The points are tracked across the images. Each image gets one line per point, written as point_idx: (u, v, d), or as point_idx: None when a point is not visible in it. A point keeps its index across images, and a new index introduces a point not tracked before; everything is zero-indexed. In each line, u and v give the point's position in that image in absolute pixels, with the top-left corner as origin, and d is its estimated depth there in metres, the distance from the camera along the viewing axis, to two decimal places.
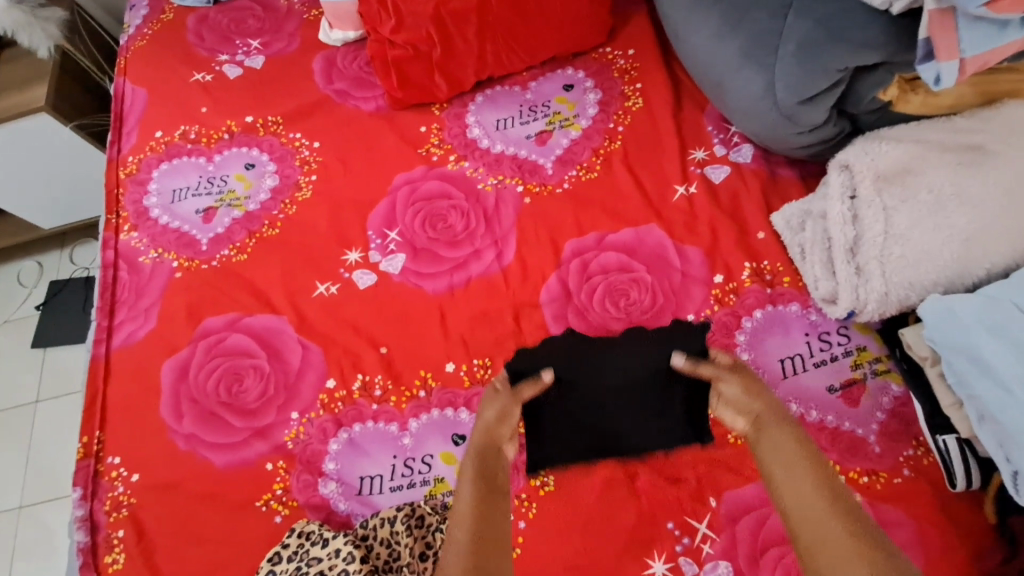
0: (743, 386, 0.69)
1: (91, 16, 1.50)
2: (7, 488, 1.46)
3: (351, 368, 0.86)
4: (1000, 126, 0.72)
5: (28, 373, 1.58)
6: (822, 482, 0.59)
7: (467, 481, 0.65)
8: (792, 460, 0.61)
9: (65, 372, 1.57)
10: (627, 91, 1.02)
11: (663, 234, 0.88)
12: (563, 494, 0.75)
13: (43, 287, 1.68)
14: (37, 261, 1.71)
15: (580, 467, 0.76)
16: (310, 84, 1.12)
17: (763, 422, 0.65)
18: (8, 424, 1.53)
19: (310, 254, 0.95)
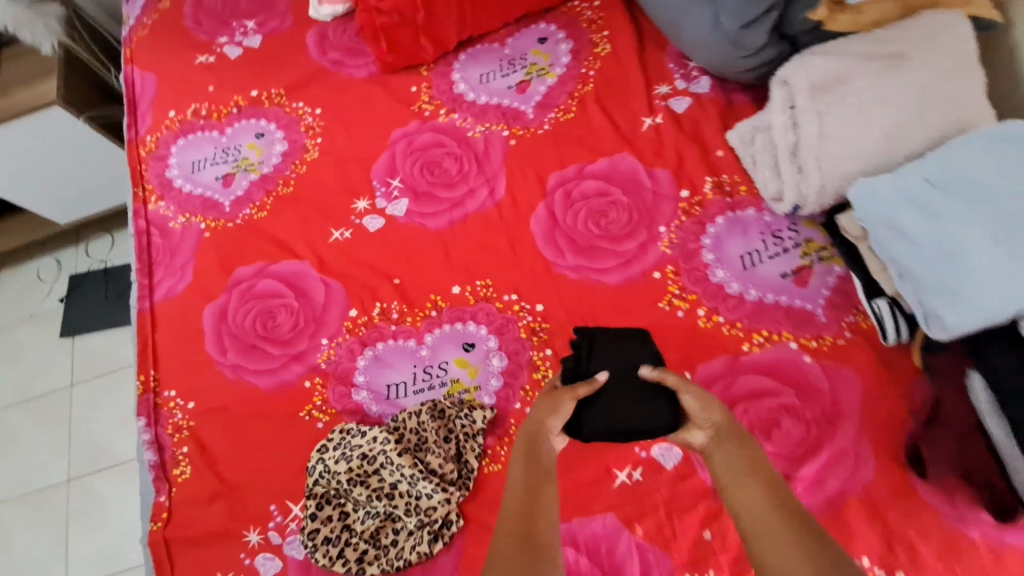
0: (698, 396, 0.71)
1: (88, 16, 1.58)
2: (57, 460, 1.58)
3: (370, 298, 0.98)
4: (912, 35, 0.84)
5: (62, 358, 1.70)
6: (746, 476, 0.63)
7: (517, 469, 0.69)
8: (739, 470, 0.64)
9: (97, 353, 1.69)
10: (595, 39, 1.13)
11: (635, 160, 1.01)
12: (592, 422, 0.76)
13: (63, 281, 1.78)
14: (56, 258, 1.82)
15: (611, 400, 0.76)
16: (306, 57, 1.22)
17: (720, 429, 0.69)
18: (48, 407, 1.65)
19: (324, 206, 1.07)
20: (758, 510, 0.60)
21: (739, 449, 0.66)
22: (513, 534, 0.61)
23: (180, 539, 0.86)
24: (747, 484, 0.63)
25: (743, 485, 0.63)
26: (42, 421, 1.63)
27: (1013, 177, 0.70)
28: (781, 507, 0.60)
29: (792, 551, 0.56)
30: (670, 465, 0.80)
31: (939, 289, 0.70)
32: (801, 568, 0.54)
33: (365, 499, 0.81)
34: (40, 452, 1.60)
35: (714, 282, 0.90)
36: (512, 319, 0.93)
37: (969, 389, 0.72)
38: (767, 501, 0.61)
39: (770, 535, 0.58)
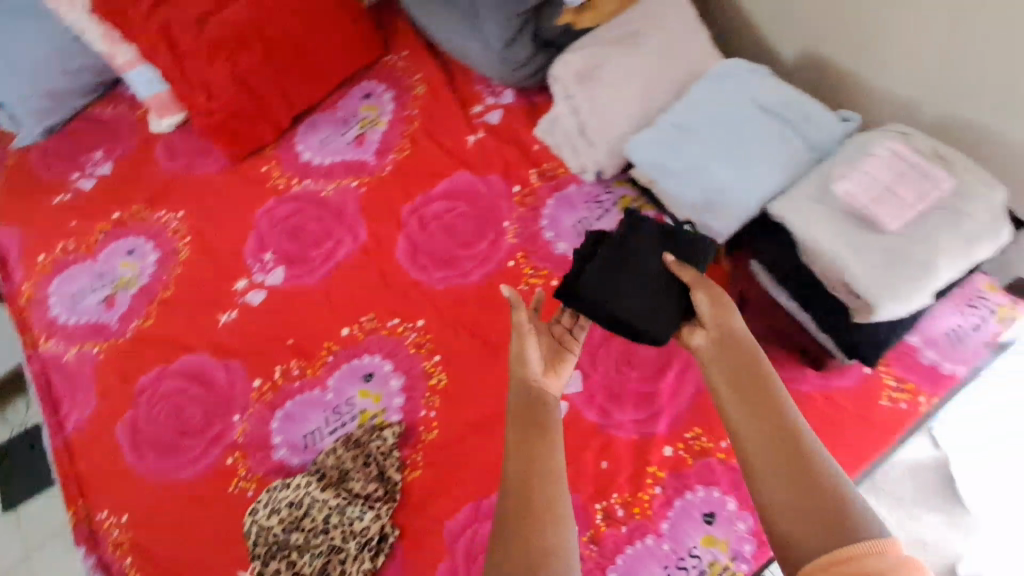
0: (710, 298, 0.74)
1: None
2: None
3: (270, 364, 1.05)
4: (641, 15, 1.04)
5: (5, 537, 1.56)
6: (754, 400, 0.65)
7: (511, 424, 0.69)
8: (742, 388, 0.66)
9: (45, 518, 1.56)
10: (412, 83, 1.27)
11: (469, 174, 1.15)
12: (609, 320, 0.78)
13: None
14: None
15: (631, 296, 0.78)
16: (159, 169, 1.30)
17: (735, 345, 0.70)
18: None
19: (208, 297, 1.14)
20: (757, 437, 0.63)
21: (751, 370, 0.67)
22: (517, 482, 0.63)
23: None
24: (743, 413, 0.65)
25: (750, 415, 0.64)
26: None
27: (727, 106, 0.89)
28: (778, 433, 0.62)
29: (785, 477, 0.60)
30: (558, 418, 0.92)
31: (706, 204, 0.87)
32: (790, 502, 0.58)
33: (305, 542, 0.87)
34: None
35: (558, 254, 1.05)
36: (399, 341, 1.02)
37: (757, 276, 0.88)
38: (766, 427, 0.63)
39: (764, 467, 0.61)
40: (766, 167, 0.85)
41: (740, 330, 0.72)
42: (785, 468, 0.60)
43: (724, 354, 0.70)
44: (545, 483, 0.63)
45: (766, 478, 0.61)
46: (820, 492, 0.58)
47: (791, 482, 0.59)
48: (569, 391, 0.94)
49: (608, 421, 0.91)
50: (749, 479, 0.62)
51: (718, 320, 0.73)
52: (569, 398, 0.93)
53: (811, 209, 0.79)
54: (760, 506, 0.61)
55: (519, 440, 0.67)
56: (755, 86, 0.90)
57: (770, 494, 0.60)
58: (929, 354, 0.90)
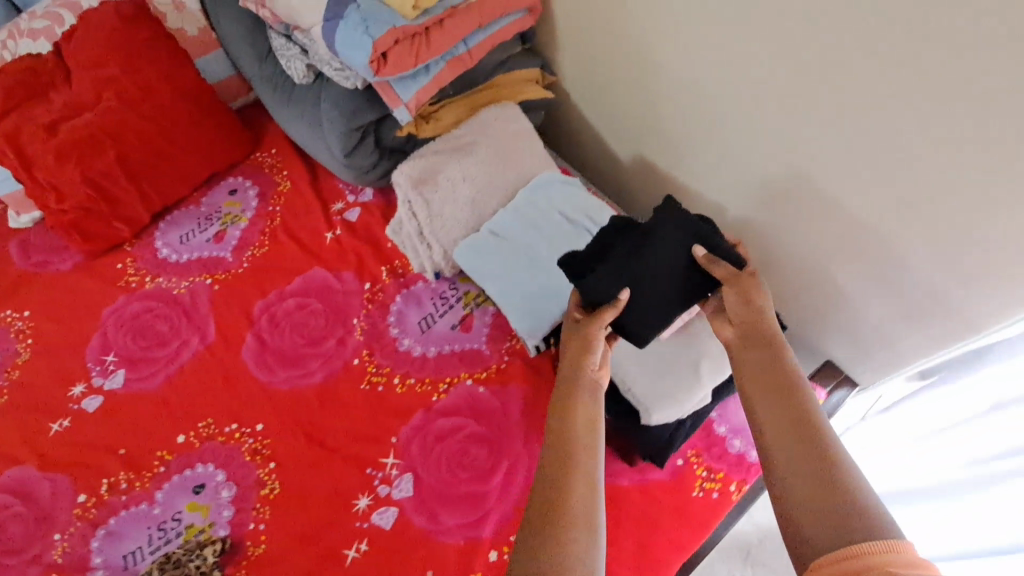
0: (738, 295, 0.80)
1: None
2: None
3: (96, 478, 1.00)
4: (477, 127, 1.12)
5: None
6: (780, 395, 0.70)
7: (555, 414, 0.72)
8: (765, 382, 0.72)
9: None
10: (278, 180, 1.31)
11: (324, 270, 1.17)
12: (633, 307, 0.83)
13: None
14: None
15: (654, 285, 0.83)
16: (9, 266, 1.26)
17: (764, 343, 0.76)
18: None
19: (40, 405, 1.08)
20: (784, 421, 0.67)
21: (774, 369, 0.73)
22: (548, 469, 0.65)
23: None
24: (775, 397, 0.70)
25: (773, 403, 0.70)
26: None
27: (537, 218, 0.99)
28: (796, 420, 0.67)
29: (805, 459, 0.63)
30: (385, 526, 0.91)
31: (519, 308, 0.94)
32: (807, 482, 0.61)
33: None
34: None
35: (402, 351, 1.07)
36: (236, 447, 1.00)
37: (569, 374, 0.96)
38: (792, 409, 0.68)
39: (785, 448, 0.65)
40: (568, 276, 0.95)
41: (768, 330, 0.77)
42: (806, 448, 0.64)
43: (754, 346, 0.76)
44: (576, 467, 0.65)
45: (785, 460, 0.64)
46: (835, 479, 0.60)
47: (810, 463, 0.63)
48: (400, 495, 0.93)
49: (436, 526, 0.90)
50: (766, 465, 0.66)
51: (743, 318, 0.79)
52: (400, 503, 0.92)
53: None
54: (774, 493, 0.63)
55: (557, 429, 0.70)
56: (561, 199, 1.00)
57: (788, 477, 0.63)
58: (737, 443, 0.94)
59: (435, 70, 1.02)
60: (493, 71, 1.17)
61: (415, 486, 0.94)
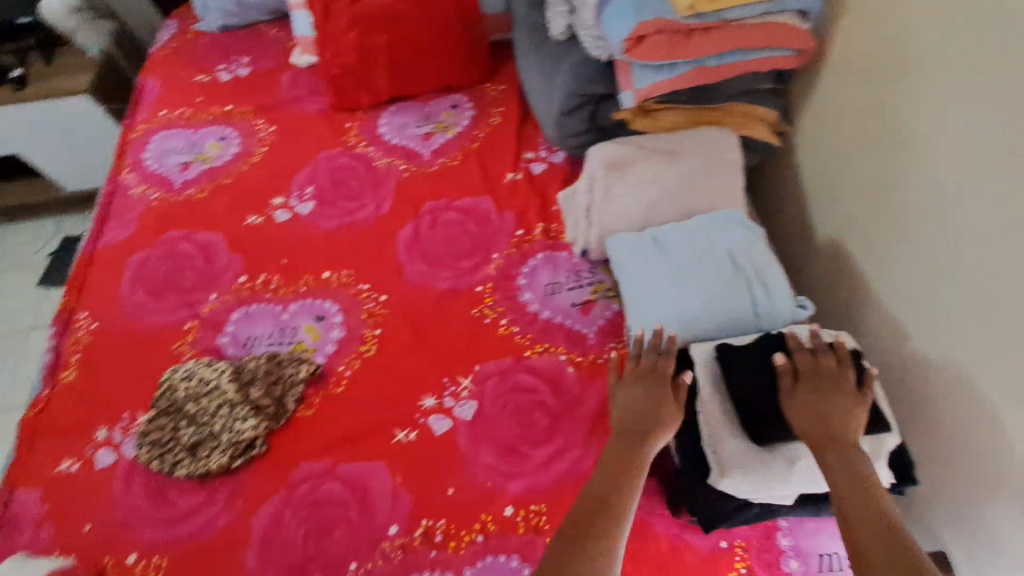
0: (813, 388, 0.78)
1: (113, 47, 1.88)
2: None
3: (259, 271, 1.23)
4: (689, 140, 1.12)
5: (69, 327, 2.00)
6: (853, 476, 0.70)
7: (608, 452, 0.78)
8: (858, 485, 0.70)
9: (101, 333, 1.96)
10: (492, 112, 1.44)
11: (492, 203, 1.27)
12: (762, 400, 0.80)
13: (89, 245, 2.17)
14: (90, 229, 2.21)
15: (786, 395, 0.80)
16: (278, 89, 1.56)
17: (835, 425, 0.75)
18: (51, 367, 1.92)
19: (250, 198, 1.34)
20: (874, 531, 0.65)
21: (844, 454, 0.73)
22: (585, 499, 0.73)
23: (47, 427, 1.05)
24: (864, 505, 0.68)
25: (862, 509, 0.68)
26: None
27: (705, 247, 0.97)
28: (891, 533, 0.64)
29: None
30: (436, 430, 0.99)
31: (645, 316, 0.94)
32: None
33: (195, 415, 1.02)
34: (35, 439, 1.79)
35: (520, 300, 1.13)
36: (359, 303, 1.16)
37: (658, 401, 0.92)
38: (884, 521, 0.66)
39: (880, 561, 0.62)
40: (706, 313, 0.92)
41: (843, 414, 0.76)
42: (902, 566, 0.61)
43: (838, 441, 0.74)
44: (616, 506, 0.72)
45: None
46: None
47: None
48: (459, 414, 1.00)
49: (474, 456, 0.96)
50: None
51: (814, 398, 0.77)
52: (456, 420, 1.00)
53: (710, 365, 0.86)
54: None
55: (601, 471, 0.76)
56: (737, 240, 0.97)
57: None
58: (792, 565, 0.86)
59: (679, 71, 1.03)
60: (735, 95, 1.14)
61: (475, 414, 1.00)
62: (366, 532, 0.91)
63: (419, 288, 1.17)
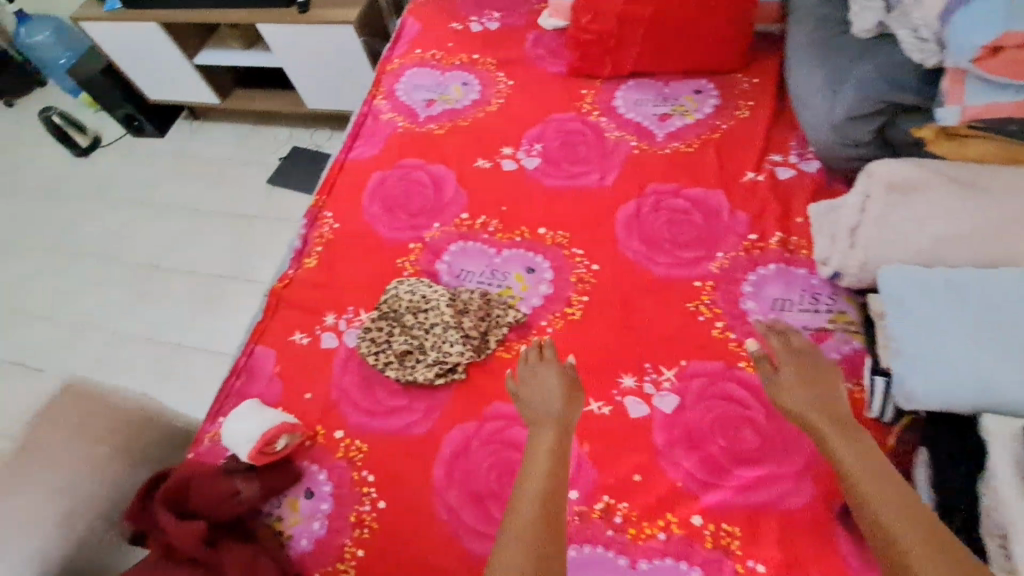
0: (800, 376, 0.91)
1: None
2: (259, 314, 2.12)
3: (480, 212, 1.28)
4: (1010, 177, 0.93)
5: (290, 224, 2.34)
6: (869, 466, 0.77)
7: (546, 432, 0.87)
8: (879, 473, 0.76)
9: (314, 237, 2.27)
10: (739, 105, 1.34)
11: (724, 199, 1.20)
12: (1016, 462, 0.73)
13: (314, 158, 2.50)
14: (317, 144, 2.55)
15: None
16: (522, 47, 1.61)
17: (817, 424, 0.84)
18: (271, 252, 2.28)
19: (483, 144, 1.41)
20: (897, 514, 0.71)
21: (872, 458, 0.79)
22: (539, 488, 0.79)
23: (288, 301, 1.21)
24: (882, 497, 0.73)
25: (888, 498, 0.73)
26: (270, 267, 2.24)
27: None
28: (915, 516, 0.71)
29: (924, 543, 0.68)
30: (632, 413, 0.96)
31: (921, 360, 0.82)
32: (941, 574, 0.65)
33: (410, 326, 1.10)
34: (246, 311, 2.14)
35: (741, 308, 1.05)
36: (570, 266, 1.16)
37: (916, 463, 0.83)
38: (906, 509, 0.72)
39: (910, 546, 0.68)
40: (1009, 377, 0.77)
41: (817, 399, 0.87)
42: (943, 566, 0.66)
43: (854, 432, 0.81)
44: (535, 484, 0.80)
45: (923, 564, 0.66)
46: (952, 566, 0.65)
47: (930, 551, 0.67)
48: (658, 404, 0.97)
49: (668, 453, 0.92)
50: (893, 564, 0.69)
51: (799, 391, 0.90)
52: (654, 409, 0.96)
53: (1019, 436, 0.73)
54: None
55: (548, 458, 0.83)
56: None
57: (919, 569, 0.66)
58: None
59: None
60: None
61: (675, 410, 0.95)
62: None
63: (633, 267, 1.14)
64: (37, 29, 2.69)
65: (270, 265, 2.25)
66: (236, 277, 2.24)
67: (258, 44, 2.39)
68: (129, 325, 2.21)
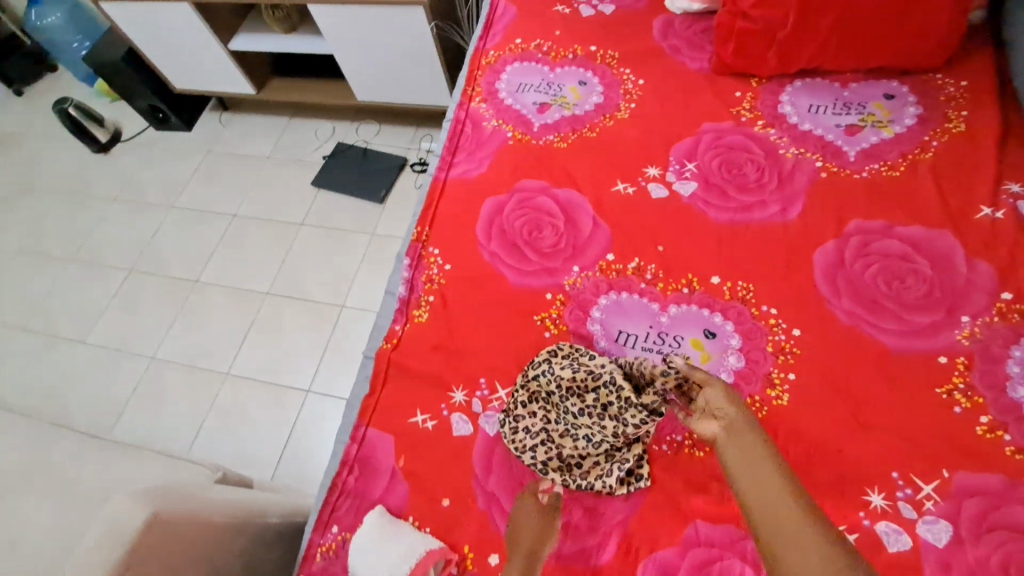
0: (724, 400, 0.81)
1: None
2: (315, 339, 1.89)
3: (631, 252, 1.03)
4: None
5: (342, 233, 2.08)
6: (797, 501, 0.70)
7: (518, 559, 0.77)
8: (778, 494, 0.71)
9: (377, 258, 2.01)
10: (951, 115, 1.07)
11: (956, 242, 0.93)
12: None
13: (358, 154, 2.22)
14: (365, 139, 2.27)
15: None
16: (649, 36, 1.32)
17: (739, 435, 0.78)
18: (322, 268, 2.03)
19: (618, 161, 1.15)
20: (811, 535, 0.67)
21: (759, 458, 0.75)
22: None
23: (402, 368, 0.98)
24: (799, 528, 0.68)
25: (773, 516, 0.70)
26: (323, 284, 2.00)
27: None
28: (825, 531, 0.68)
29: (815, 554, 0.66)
30: (891, 548, 0.74)
31: None
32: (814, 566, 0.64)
33: (577, 410, 0.87)
34: (298, 334, 1.91)
35: (1011, 398, 0.80)
36: (763, 329, 0.92)
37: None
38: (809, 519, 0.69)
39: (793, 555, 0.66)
40: None
41: (741, 410, 0.80)
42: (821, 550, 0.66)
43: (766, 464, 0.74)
44: None
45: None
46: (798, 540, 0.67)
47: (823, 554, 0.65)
48: (924, 534, 0.74)
49: None
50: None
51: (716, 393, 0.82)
52: (920, 542, 0.74)
53: None
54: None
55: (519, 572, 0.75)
56: None
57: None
58: None
59: None
60: None
61: (949, 545, 0.73)
62: None
63: (847, 334, 0.89)
64: (47, 12, 2.40)
65: (321, 281, 2.00)
66: (285, 294, 2.00)
67: (302, 26, 2.09)
68: (167, 348, 1.98)
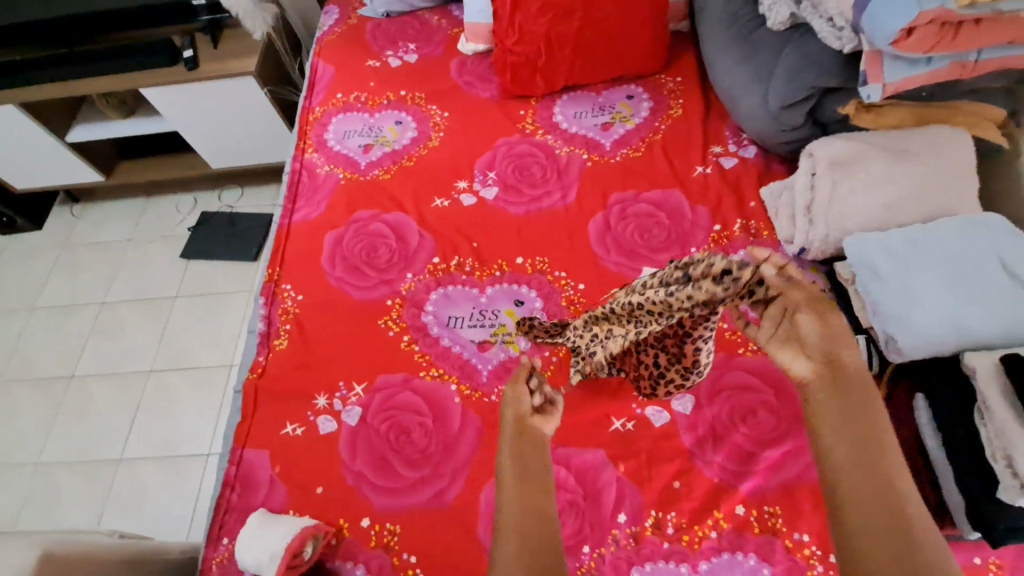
0: (813, 309, 0.68)
1: (274, 33, 1.99)
2: (211, 402, 1.93)
3: (451, 253, 1.24)
4: (920, 137, 1.05)
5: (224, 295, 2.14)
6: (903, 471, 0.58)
7: (511, 500, 0.66)
8: (842, 420, 0.62)
9: None
10: (672, 104, 1.40)
11: (682, 196, 1.25)
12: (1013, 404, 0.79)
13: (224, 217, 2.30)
14: (231, 204, 2.35)
15: None
16: (447, 76, 1.58)
17: (845, 381, 0.64)
18: (209, 332, 2.07)
19: (434, 182, 1.37)
20: (858, 496, 0.57)
21: (861, 401, 0.62)
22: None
23: (268, 392, 1.11)
24: (880, 477, 0.58)
25: (848, 453, 0.60)
26: (211, 347, 2.04)
27: (969, 248, 0.91)
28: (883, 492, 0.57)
29: (878, 531, 0.54)
30: (656, 424, 0.98)
31: (901, 318, 0.89)
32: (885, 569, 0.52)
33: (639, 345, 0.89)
34: (191, 403, 1.93)
35: None
36: (556, 290, 1.16)
37: (914, 408, 0.91)
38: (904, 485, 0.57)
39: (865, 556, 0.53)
40: (980, 317, 0.86)
41: (828, 325, 0.67)
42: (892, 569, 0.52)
43: (825, 376, 0.65)
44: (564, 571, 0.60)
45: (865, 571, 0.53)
46: (902, 553, 0.52)
47: (888, 555, 0.53)
48: (677, 407, 0.99)
49: (699, 452, 0.95)
50: None
51: (818, 327, 0.68)
52: (674, 414, 0.99)
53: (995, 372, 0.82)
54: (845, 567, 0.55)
55: (517, 514, 0.65)
56: (1007, 246, 0.91)
57: None
58: None
59: (936, 65, 0.94)
60: (961, 95, 1.06)
61: (694, 410, 0.99)
62: (596, 517, 0.93)
63: (617, 281, 1.16)
64: None
65: (208, 346, 2.04)
66: (171, 367, 2.01)
67: (142, 109, 2.16)
68: (50, 450, 1.91)
